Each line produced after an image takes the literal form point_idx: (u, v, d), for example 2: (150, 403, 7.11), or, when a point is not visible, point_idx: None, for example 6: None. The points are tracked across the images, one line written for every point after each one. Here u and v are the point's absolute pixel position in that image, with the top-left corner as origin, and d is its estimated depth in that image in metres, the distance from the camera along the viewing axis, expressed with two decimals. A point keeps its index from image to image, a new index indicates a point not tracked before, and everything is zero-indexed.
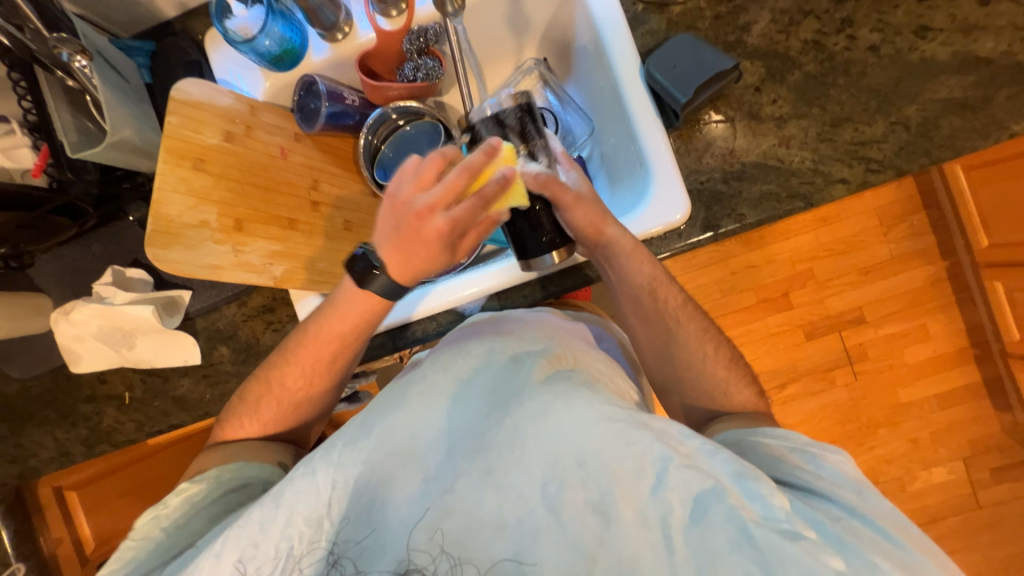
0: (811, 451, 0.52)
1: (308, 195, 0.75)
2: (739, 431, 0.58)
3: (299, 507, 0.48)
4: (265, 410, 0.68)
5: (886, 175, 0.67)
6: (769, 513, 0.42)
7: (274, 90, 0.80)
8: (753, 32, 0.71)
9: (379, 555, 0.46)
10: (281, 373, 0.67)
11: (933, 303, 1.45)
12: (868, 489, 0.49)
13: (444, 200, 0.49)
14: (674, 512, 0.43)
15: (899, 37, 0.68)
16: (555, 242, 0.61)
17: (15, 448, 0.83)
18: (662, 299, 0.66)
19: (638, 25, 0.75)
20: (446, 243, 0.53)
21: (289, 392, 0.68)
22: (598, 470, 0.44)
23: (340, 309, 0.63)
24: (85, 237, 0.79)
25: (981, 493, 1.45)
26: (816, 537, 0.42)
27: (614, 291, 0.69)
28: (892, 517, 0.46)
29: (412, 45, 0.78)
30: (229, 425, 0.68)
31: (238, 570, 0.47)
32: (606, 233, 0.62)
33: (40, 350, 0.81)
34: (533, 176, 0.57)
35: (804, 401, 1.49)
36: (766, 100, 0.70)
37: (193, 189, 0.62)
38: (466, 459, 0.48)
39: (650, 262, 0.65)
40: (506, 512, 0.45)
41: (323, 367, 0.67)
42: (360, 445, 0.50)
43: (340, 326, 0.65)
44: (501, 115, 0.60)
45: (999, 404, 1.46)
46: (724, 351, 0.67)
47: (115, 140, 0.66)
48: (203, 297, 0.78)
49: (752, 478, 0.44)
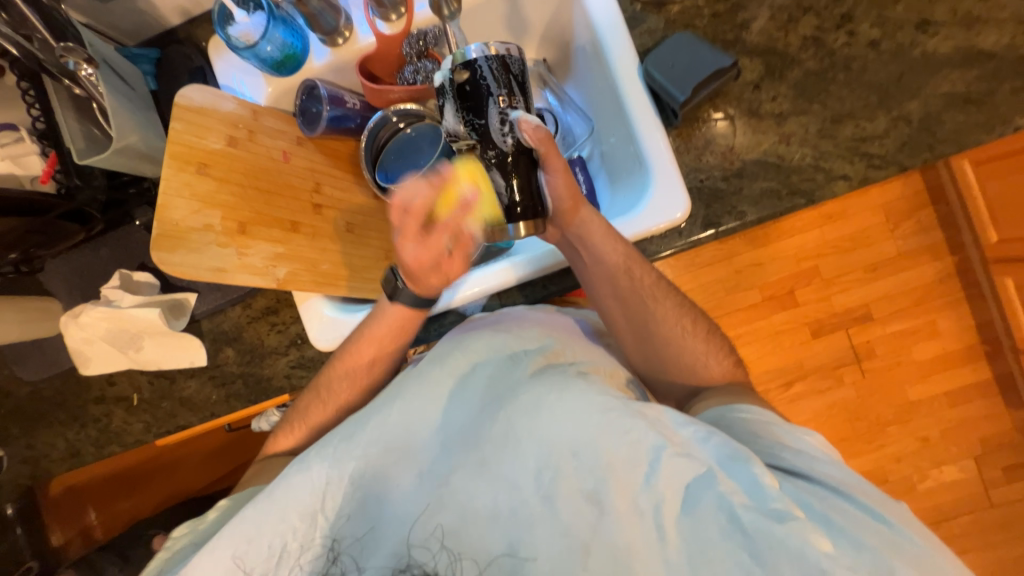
0: (788, 427, 0.52)
1: (311, 197, 0.76)
2: (718, 409, 0.57)
3: (295, 503, 0.49)
4: (313, 418, 0.69)
5: (888, 171, 0.66)
6: (759, 497, 0.42)
7: (277, 94, 0.81)
8: (751, 30, 0.71)
9: (377, 550, 0.47)
10: (328, 381, 0.69)
11: (941, 300, 1.43)
12: (845, 466, 0.48)
13: (416, 228, 0.58)
14: (668, 500, 0.43)
15: (900, 32, 0.67)
16: (532, 213, 0.54)
17: (28, 449, 0.85)
18: (638, 276, 0.65)
19: (636, 24, 0.75)
20: (434, 264, 0.61)
21: (335, 398, 0.69)
22: (592, 459, 0.45)
23: (382, 317, 0.66)
24: (93, 241, 0.80)
25: (992, 492, 1.43)
26: (806, 518, 0.42)
27: (588, 275, 0.67)
28: (869, 492, 0.46)
29: (411, 48, 0.79)
30: (276, 439, 0.71)
31: (235, 565, 0.48)
32: (581, 213, 0.63)
33: (51, 353, 0.83)
34: (532, 129, 0.53)
35: (810, 399, 1.47)
36: (765, 98, 0.70)
37: (197, 193, 0.62)
38: (462, 454, 0.48)
39: (621, 241, 0.65)
40: (501, 503, 0.45)
41: (369, 370, 0.69)
42: (357, 439, 0.50)
43: (386, 332, 0.68)
44: (508, 58, 0.52)
45: (1009, 401, 1.44)
46: (703, 325, 0.67)
47: (122, 146, 0.68)
48: (209, 299, 0.80)
49: (744, 460, 0.44)
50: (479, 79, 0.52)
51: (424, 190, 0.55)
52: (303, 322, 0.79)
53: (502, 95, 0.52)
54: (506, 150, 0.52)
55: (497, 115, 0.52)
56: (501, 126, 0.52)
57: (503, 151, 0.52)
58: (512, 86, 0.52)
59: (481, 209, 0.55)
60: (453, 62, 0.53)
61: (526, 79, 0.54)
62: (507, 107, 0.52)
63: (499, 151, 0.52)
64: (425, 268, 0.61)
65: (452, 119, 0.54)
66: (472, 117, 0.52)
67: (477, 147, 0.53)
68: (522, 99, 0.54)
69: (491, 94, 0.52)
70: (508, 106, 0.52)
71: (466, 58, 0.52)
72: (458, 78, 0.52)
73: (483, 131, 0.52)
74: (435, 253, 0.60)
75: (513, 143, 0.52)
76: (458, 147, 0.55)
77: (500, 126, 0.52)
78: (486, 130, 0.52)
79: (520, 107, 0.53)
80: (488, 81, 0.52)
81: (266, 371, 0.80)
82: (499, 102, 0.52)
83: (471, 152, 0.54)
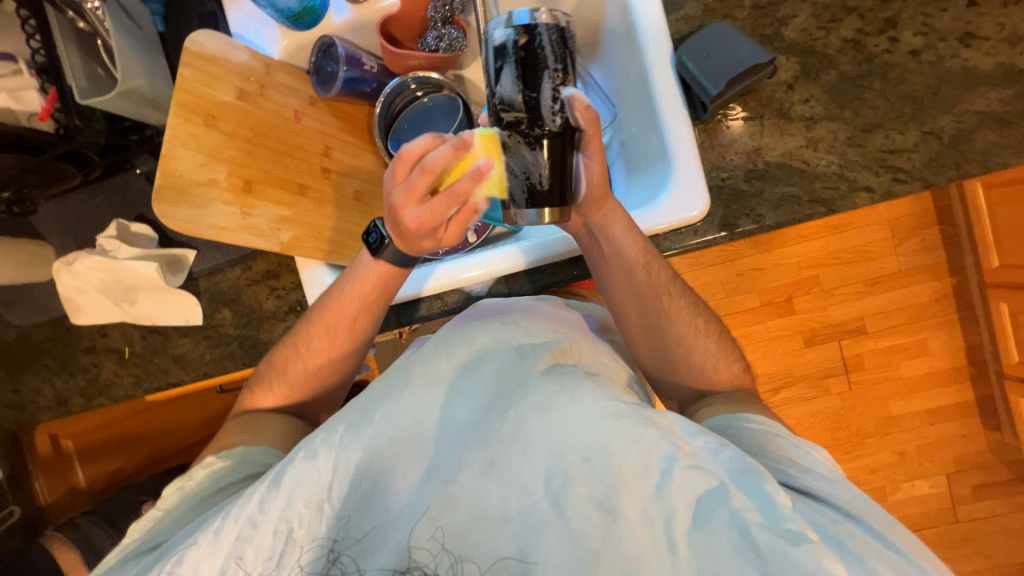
0: (796, 441, 0.53)
1: (320, 161, 0.73)
2: (725, 416, 0.58)
3: (300, 490, 0.48)
4: (293, 377, 0.69)
5: (912, 187, 0.65)
6: (773, 515, 0.42)
7: (292, 49, 0.78)
8: (792, 26, 0.69)
9: (382, 546, 0.46)
10: (308, 335, 0.68)
11: (935, 319, 1.45)
12: (851, 484, 0.49)
13: (424, 190, 0.53)
14: (678, 512, 0.43)
15: (943, 43, 0.65)
16: (559, 199, 0.54)
17: (14, 393, 0.84)
18: (654, 273, 0.65)
19: (673, 9, 0.72)
20: (431, 231, 0.57)
21: (315, 355, 0.69)
22: (603, 466, 0.44)
23: (359, 271, 0.65)
24: (90, 187, 0.77)
25: (960, 508, 1.47)
26: (819, 540, 0.41)
27: (603, 266, 0.66)
28: (879, 516, 0.45)
29: (436, 12, 0.78)
30: (253, 395, 0.70)
31: (236, 549, 0.47)
32: (608, 203, 0.62)
33: (42, 299, 0.81)
34: (583, 109, 0.52)
35: (797, 406, 1.49)
36: (797, 99, 0.68)
37: (203, 146, 0.60)
38: (470, 450, 0.48)
39: (641, 237, 0.65)
40: (510, 505, 0.45)
41: (351, 327, 0.68)
42: (362, 429, 0.49)
43: (365, 288, 0.66)
44: (569, 30, 0.51)
45: (988, 423, 1.47)
46: (713, 325, 0.67)
47: (126, 89, 0.64)
48: (208, 258, 0.78)
49: (756, 476, 0.44)
50: (537, 46, 0.50)
51: (442, 150, 0.51)
52: (304, 288, 0.77)
53: (558, 70, 0.50)
54: (551, 130, 0.51)
55: (550, 91, 0.50)
56: (553, 103, 0.51)
57: (550, 131, 0.51)
58: (569, 63, 0.51)
59: (492, 181, 0.53)
60: (510, 23, 0.50)
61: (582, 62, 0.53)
62: (560, 83, 0.51)
63: (546, 130, 0.51)
64: (419, 235, 0.57)
65: (507, 85, 0.51)
66: (525, 88, 0.51)
67: (525, 122, 0.51)
68: (574, 78, 0.53)
69: (547, 68, 0.50)
70: (561, 83, 0.51)
71: (527, 21, 0.50)
72: (517, 42, 0.50)
73: (532, 106, 0.51)
74: (437, 222, 0.55)
75: (560, 123, 0.51)
76: (505, 116, 0.52)
77: (552, 103, 0.51)
78: (537, 105, 0.51)
79: (572, 84, 0.52)
80: (547, 52, 0.50)
81: (263, 335, 0.79)
82: (554, 77, 0.50)
83: (515, 125, 0.52)
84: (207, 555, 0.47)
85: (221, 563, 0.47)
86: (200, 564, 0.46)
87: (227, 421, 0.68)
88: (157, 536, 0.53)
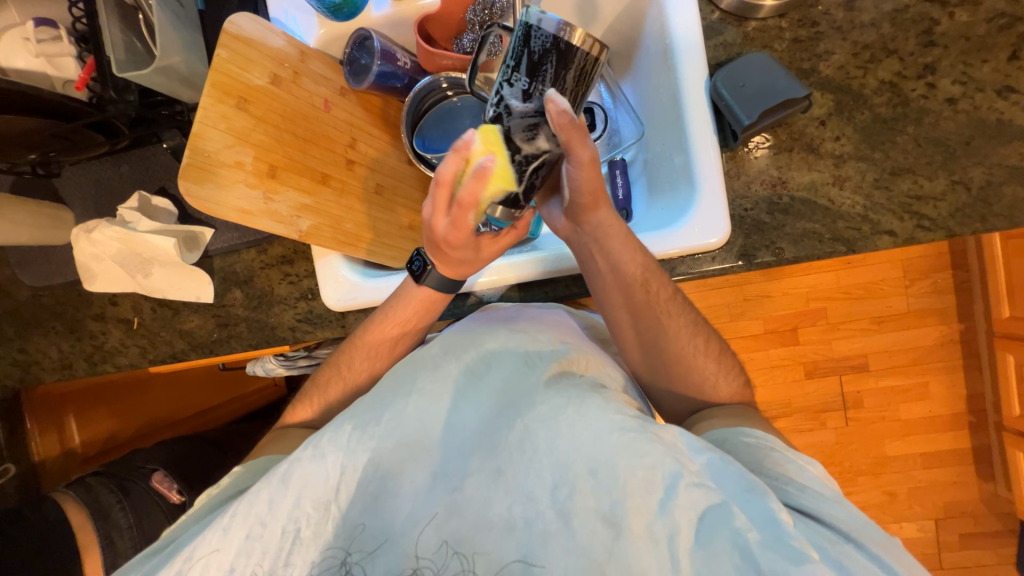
0: (790, 454, 0.52)
1: (345, 152, 0.74)
2: (722, 430, 0.57)
3: (308, 490, 0.48)
4: (331, 394, 0.70)
5: (935, 235, 0.65)
6: (775, 532, 0.41)
7: (328, 38, 0.79)
8: (829, 62, 0.69)
9: (389, 553, 0.47)
10: (350, 357, 0.69)
11: (939, 364, 1.44)
12: (847, 503, 0.48)
13: (444, 203, 0.51)
14: (682, 530, 0.43)
15: (980, 94, 0.65)
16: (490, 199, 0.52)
17: (20, 352, 0.84)
18: (653, 291, 0.63)
19: (712, 35, 0.72)
20: (464, 243, 0.56)
21: (355, 375, 0.69)
22: (609, 479, 0.45)
23: (405, 297, 0.66)
24: (115, 156, 0.78)
25: (944, 555, 1.47)
26: (819, 559, 0.40)
27: (599, 280, 0.65)
28: (875, 537, 0.45)
29: (475, 16, 0.79)
30: (294, 409, 0.71)
31: (244, 548, 0.47)
32: (599, 212, 0.60)
33: (57, 262, 0.82)
34: (557, 113, 0.46)
35: (792, 437, 1.49)
36: (828, 136, 0.68)
37: (233, 128, 0.60)
38: (475, 458, 0.48)
39: (640, 252, 0.63)
40: (514, 513, 0.46)
41: (390, 350, 0.69)
42: (370, 429, 0.50)
43: (410, 314, 0.67)
44: (533, 30, 0.45)
45: (982, 473, 1.46)
46: (725, 352, 0.67)
47: (162, 65, 0.65)
48: (225, 237, 0.78)
49: (760, 493, 0.43)
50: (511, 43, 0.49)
51: (447, 163, 0.47)
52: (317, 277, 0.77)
53: (513, 68, 0.47)
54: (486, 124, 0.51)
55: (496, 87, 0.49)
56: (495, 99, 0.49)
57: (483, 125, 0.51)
58: (521, 62, 0.47)
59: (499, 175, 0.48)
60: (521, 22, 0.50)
61: (546, 62, 0.46)
62: (509, 81, 0.48)
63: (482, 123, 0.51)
64: (456, 248, 0.57)
65: None
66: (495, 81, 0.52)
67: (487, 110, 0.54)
68: (530, 83, 0.47)
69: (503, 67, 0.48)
70: (510, 82, 0.48)
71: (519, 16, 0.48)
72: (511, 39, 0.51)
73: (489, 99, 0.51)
74: (465, 231, 0.54)
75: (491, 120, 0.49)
76: None
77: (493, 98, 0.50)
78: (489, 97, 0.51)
79: (516, 87, 0.47)
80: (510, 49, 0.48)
81: (272, 319, 0.79)
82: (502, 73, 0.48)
83: None
84: (217, 552, 0.47)
85: (230, 561, 0.47)
86: (210, 562, 0.47)
87: (268, 434, 0.68)
88: (174, 532, 0.54)
